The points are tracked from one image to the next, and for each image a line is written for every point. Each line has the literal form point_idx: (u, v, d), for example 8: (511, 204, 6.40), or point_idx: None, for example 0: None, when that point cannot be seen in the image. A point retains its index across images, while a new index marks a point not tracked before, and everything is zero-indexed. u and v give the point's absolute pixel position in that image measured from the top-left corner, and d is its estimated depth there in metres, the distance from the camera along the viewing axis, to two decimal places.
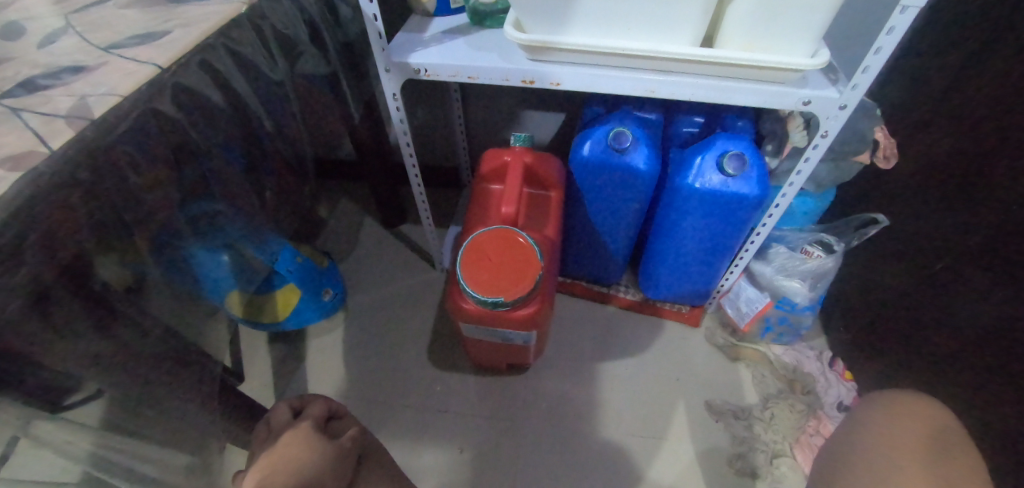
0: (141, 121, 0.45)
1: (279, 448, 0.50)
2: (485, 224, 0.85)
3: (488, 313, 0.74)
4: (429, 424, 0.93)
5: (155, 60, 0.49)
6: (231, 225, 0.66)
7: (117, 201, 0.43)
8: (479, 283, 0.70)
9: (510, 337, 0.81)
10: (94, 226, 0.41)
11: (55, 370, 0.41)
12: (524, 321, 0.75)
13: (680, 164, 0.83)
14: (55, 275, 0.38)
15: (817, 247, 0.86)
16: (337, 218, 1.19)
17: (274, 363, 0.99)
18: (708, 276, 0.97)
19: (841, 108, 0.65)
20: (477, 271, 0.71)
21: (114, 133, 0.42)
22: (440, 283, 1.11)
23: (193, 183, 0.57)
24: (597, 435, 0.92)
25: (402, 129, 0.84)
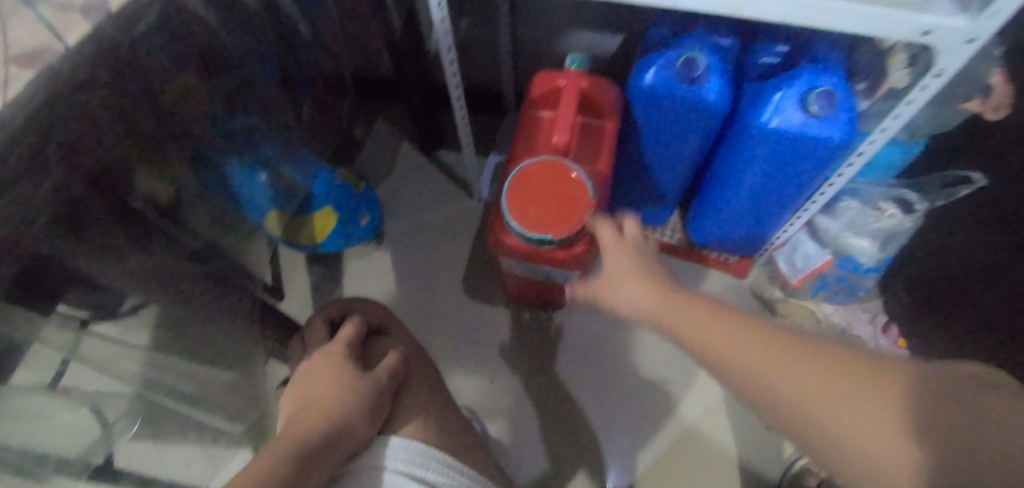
0: (162, 17, 0.40)
1: (311, 369, 0.53)
2: (532, 154, 0.79)
3: (531, 251, 0.71)
4: (462, 353, 0.94)
5: None
6: (259, 140, 0.62)
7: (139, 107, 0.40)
8: (527, 219, 0.67)
9: (552, 275, 0.79)
10: (115, 136, 0.38)
11: (95, 285, 0.40)
12: (567, 260, 0.72)
13: (754, 99, 0.73)
14: (82, 187, 0.36)
15: (892, 207, 0.78)
16: (373, 139, 1.14)
17: (313, 282, 1.01)
18: (765, 226, 0.90)
19: (966, 41, 0.54)
20: (524, 205, 0.67)
21: (135, 30, 0.37)
22: (477, 213, 1.07)
23: (221, 93, 0.52)
24: (628, 377, 0.92)
25: (446, 44, 0.76)
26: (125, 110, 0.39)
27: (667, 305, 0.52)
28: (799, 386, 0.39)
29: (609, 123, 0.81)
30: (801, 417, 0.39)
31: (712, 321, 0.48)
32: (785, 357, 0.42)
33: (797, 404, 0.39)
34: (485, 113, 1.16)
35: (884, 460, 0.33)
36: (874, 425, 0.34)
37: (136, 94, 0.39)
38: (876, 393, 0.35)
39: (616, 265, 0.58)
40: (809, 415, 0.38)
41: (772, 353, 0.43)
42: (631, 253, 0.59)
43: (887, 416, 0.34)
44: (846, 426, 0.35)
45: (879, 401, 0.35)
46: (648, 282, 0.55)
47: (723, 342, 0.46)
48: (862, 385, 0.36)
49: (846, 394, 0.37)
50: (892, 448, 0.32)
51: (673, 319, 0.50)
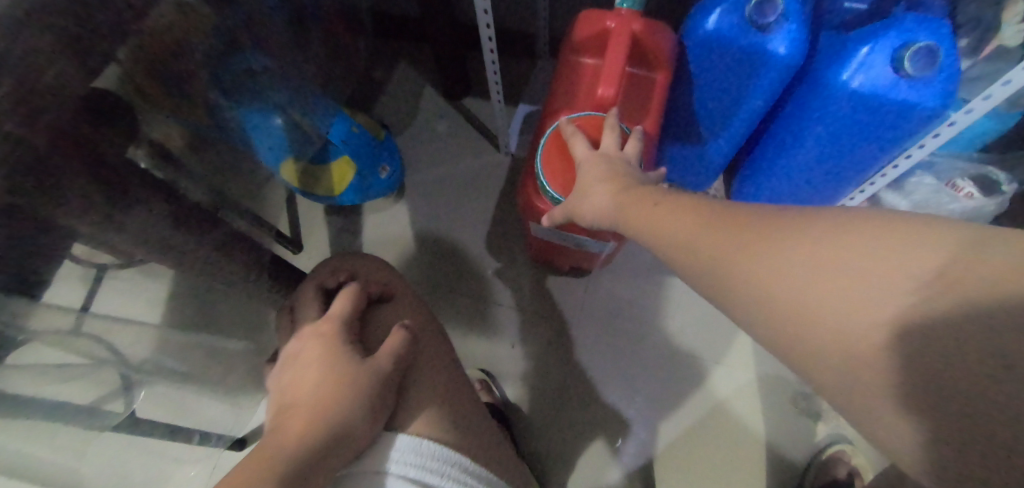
0: None
1: (301, 356, 0.48)
2: (571, 108, 0.71)
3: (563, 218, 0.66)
4: (481, 315, 0.91)
5: None
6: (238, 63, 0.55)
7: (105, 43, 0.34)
8: (560, 183, 0.61)
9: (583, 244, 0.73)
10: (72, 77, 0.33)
11: (71, 228, 0.38)
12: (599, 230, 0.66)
13: (833, 52, 0.63)
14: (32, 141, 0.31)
15: (967, 183, 0.69)
16: (395, 82, 1.06)
17: (330, 235, 0.96)
18: (823, 199, 0.81)
19: None
20: (558, 167, 0.62)
21: None
22: (503, 167, 1.00)
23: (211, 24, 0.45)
24: (655, 349, 0.88)
25: None
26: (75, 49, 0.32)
27: (624, 204, 0.42)
28: (764, 255, 0.29)
29: (660, 74, 0.72)
30: (760, 296, 0.29)
31: (664, 206, 0.38)
32: (754, 225, 0.31)
33: (748, 269, 0.29)
34: (516, 56, 1.06)
35: (865, 340, 0.24)
36: (864, 294, 0.25)
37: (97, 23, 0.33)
38: (871, 245, 0.25)
39: (591, 171, 0.50)
40: (772, 296, 0.28)
41: (735, 219, 0.32)
42: (604, 165, 0.50)
43: (887, 280, 0.24)
44: (839, 309, 0.25)
45: (879, 257, 0.25)
46: (615, 185, 0.45)
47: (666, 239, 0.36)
48: (858, 238, 0.26)
49: (822, 251, 0.27)
50: (880, 311, 0.24)
51: (629, 217, 0.41)
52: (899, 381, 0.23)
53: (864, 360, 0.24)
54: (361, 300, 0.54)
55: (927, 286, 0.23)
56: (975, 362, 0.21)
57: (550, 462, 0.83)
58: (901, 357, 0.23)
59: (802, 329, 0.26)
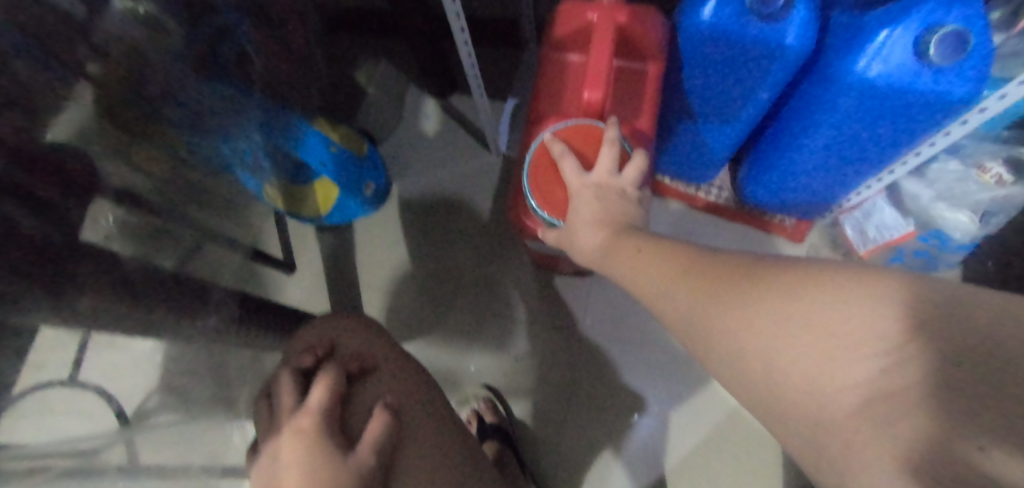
0: None
1: (275, 457, 0.44)
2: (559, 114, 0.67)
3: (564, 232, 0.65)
4: (482, 329, 0.88)
5: None
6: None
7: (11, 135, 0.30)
8: (554, 203, 0.59)
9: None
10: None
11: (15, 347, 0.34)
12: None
13: (849, 37, 0.56)
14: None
15: (996, 166, 0.62)
16: (376, 84, 1.00)
17: (323, 251, 0.92)
18: (839, 188, 0.75)
19: None
20: (549, 186, 0.60)
21: None
22: (495, 169, 0.96)
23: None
24: (663, 350, 0.85)
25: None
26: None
27: (610, 251, 0.45)
28: (742, 316, 0.31)
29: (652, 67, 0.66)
30: (744, 356, 0.30)
31: (646, 256, 0.41)
32: (736, 282, 0.33)
33: (730, 329, 0.31)
34: (501, 46, 1.00)
35: (838, 402, 0.24)
36: (831, 354, 0.25)
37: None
38: (821, 303, 0.27)
39: (583, 209, 0.50)
40: (755, 355, 0.29)
41: (717, 279, 0.34)
42: (594, 202, 0.50)
43: (851, 342, 0.25)
44: (806, 371, 0.26)
45: (843, 319, 0.25)
46: (608, 227, 0.47)
47: (648, 286, 0.40)
48: (824, 300, 0.27)
49: (794, 311, 0.28)
50: (848, 376, 0.24)
51: (616, 267, 0.44)
52: (864, 448, 0.22)
53: (840, 422, 0.24)
54: (340, 386, 0.51)
55: (890, 349, 0.23)
56: (944, 433, 0.20)
57: (560, 475, 0.82)
58: (869, 423, 0.23)
59: (782, 391, 0.27)
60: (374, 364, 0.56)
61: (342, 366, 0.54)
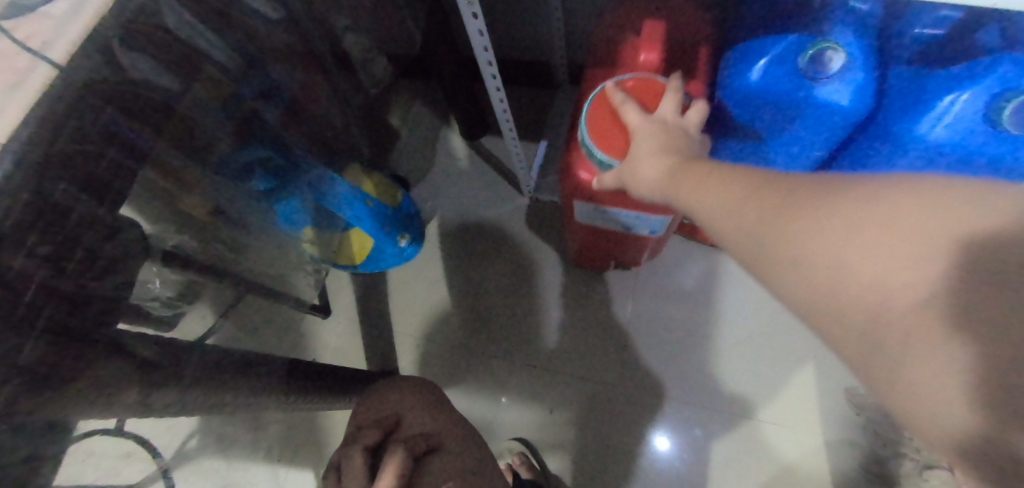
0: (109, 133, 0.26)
1: None
2: None
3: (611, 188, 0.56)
4: (518, 377, 0.86)
5: (34, 46, 0.23)
6: (247, 162, 0.51)
7: (109, 253, 0.29)
8: (612, 143, 0.50)
9: (633, 228, 0.64)
10: (77, 258, 0.26)
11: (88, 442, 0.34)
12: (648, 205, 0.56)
13: (909, 98, 0.53)
14: (51, 351, 0.24)
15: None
16: (409, 127, 1.01)
17: (357, 297, 0.93)
18: None
19: None
20: (608, 130, 0.50)
21: (75, 181, 0.24)
22: (529, 212, 0.95)
23: (197, 155, 0.40)
24: (704, 403, 0.82)
25: (483, 43, 0.60)
26: (83, 214, 0.25)
27: (669, 182, 0.35)
28: (788, 222, 0.23)
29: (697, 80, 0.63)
30: (779, 259, 0.23)
31: (683, 172, 0.34)
32: (779, 189, 0.25)
33: (766, 239, 0.24)
34: (531, 87, 1.00)
35: (901, 304, 0.18)
36: (901, 253, 0.19)
37: (107, 180, 0.27)
38: (907, 199, 0.19)
39: (644, 142, 0.42)
40: (799, 262, 0.22)
41: (755, 184, 0.26)
42: (658, 135, 0.43)
43: (931, 239, 0.18)
44: (870, 278, 0.19)
45: (922, 207, 0.19)
46: (670, 155, 0.38)
47: (676, 201, 0.33)
48: (903, 192, 0.19)
49: (857, 202, 0.21)
50: (926, 284, 0.18)
51: (677, 195, 0.33)
52: (937, 374, 0.17)
53: (901, 328, 0.18)
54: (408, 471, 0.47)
55: (982, 241, 0.17)
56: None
57: None
58: (943, 340, 0.17)
59: (835, 304, 0.20)
60: (428, 442, 0.53)
61: (407, 446, 0.51)
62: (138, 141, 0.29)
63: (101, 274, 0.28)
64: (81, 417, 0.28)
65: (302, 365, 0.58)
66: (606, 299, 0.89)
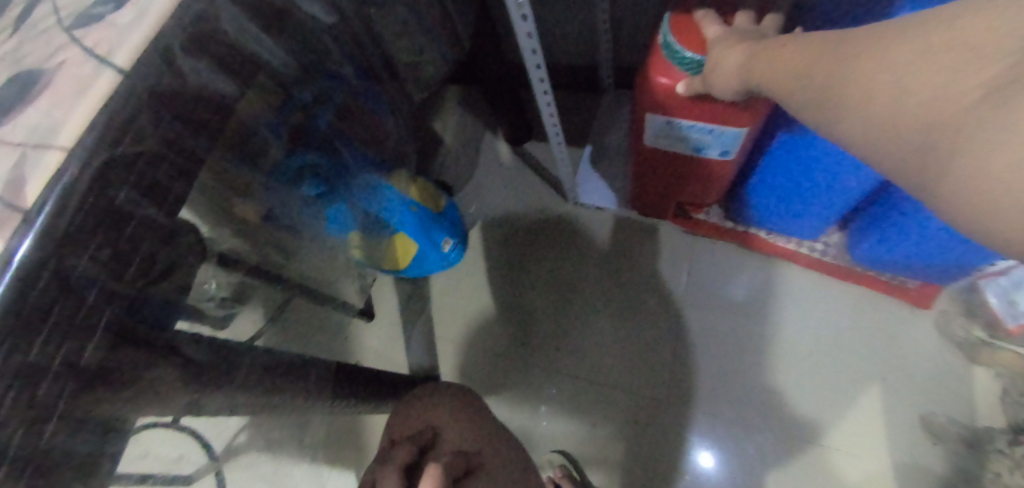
0: (173, 137, 0.26)
1: None
2: (653, 124, 0.60)
3: (690, 95, 0.53)
4: (560, 388, 0.84)
5: (106, 55, 0.23)
6: (298, 167, 0.51)
7: (170, 258, 0.29)
8: (694, 42, 0.51)
9: (702, 146, 0.60)
10: (138, 262, 0.25)
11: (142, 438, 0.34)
12: (719, 111, 0.53)
13: None
14: (111, 353, 0.24)
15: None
16: (453, 132, 1.01)
17: (399, 301, 0.93)
18: (981, 256, 0.63)
19: None
20: (692, 33, 0.51)
21: (135, 189, 0.24)
22: (573, 219, 0.93)
23: (250, 160, 0.40)
24: (759, 422, 0.77)
25: (532, 47, 0.59)
26: (145, 218, 0.25)
27: (754, 60, 0.40)
28: (873, 59, 0.27)
29: None
30: (861, 86, 0.28)
31: (781, 46, 0.38)
32: (867, 35, 0.29)
33: (858, 79, 0.28)
34: (577, 92, 0.98)
35: (962, 102, 0.23)
36: (965, 60, 0.23)
37: (165, 186, 0.27)
38: (979, 16, 0.22)
39: (721, 45, 0.46)
40: (873, 87, 0.27)
41: (841, 40, 0.31)
42: (735, 37, 0.45)
43: (991, 44, 0.22)
44: (938, 90, 0.24)
45: (990, 18, 0.22)
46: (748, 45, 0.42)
47: (767, 71, 0.38)
48: (979, 12, 0.22)
49: (934, 30, 0.24)
50: (973, 80, 0.22)
51: (762, 71, 0.39)
52: (992, 154, 0.21)
53: (967, 116, 0.22)
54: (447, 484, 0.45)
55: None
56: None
57: None
58: (992, 125, 0.21)
59: (909, 114, 0.26)
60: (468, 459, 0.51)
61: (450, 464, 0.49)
62: (196, 149, 0.29)
63: (161, 278, 0.28)
64: (136, 417, 0.28)
65: (350, 369, 0.58)
66: (653, 310, 0.85)
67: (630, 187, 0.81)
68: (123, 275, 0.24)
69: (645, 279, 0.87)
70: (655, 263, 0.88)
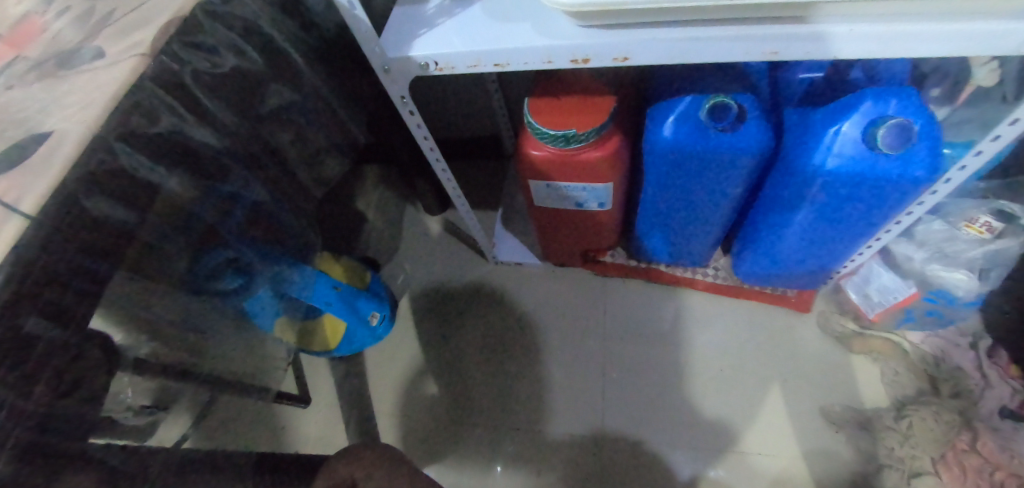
0: (80, 259, 0.30)
1: None
2: (536, 185, 0.70)
3: (556, 161, 0.64)
4: (503, 441, 0.86)
5: (16, 201, 0.26)
6: (214, 264, 0.54)
7: (80, 369, 0.31)
8: (549, 119, 0.61)
9: (582, 201, 0.71)
10: (44, 380, 0.28)
11: None
12: (582, 171, 0.65)
13: (802, 131, 0.61)
14: (18, 467, 0.25)
15: (983, 215, 0.62)
16: (375, 210, 1.07)
17: (336, 382, 0.94)
18: (827, 257, 0.76)
19: None
20: (548, 111, 0.62)
21: (44, 310, 0.27)
22: (497, 277, 1.00)
23: (161, 267, 0.43)
24: (689, 439, 0.83)
25: (423, 133, 0.67)
26: (53, 338, 0.28)
27: None
28: None
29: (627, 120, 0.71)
30: None
31: None
32: None
33: None
34: (485, 163, 1.08)
35: None
36: None
37: (72, 306, 0.29)
38: None
39: None
40: None
41: None
42: None
43: None
44: None
45: None
46: None
47: None
48: None
49: None
50: None
51: None
52: None
53: None
54: None
55: None
56: None
57: None
58: None
59: None
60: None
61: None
62: (102, 267, 0.32)
63: (72, 389, 0.30)
64: None
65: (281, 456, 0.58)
66: (580, 350, 0.92)
67: (540, 240, 0.90)
68: (31, 393, 0.26)
69: (568, 323, 0.94)
70: (575, 306, 0.95)
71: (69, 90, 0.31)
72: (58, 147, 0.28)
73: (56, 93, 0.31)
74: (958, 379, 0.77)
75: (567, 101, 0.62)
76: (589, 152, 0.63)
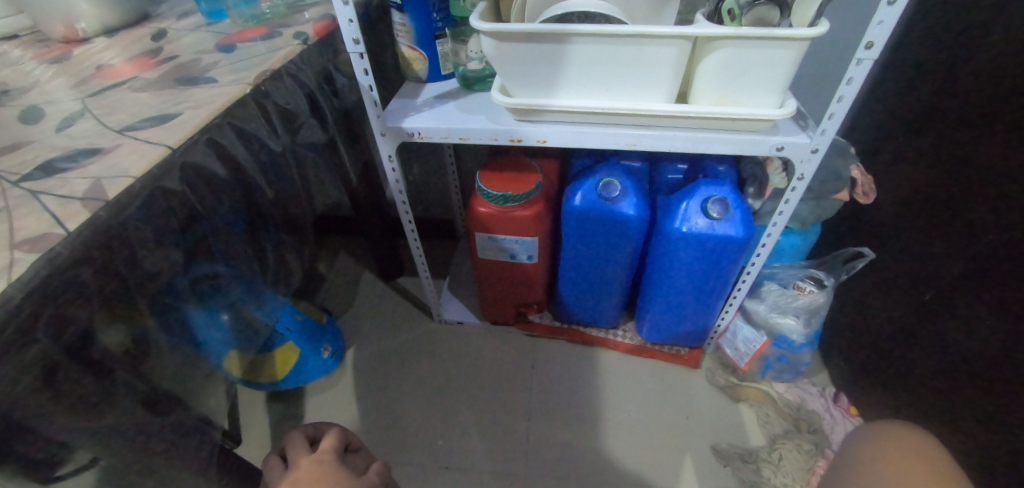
0: (182, 188, 0.45)
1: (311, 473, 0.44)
2: (478, 233, 0.89)
3: (496, 216, 0.85)
4: (433, 480, 0.90)
5: (166, 141, 0.44)
6: None
7: (156, 268, 0.44)
8: (493, 183, 0.84)
9: (515, 253, 0.91)
10: (139, 255, 0.41)
11: (83, 437, 0.38)
12: (515, 226, 0.86)
13: (666, 207, 0.86)
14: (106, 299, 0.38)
15: (807, 282, 0.88)
16: (335, 272, 1.25)
17: (271, 425, 0.97)
18: (702, 314, 0.98)
19: (800, 179, 0.74)
20: (492, 179, 0.85)
21: (155, 208, 0.42)
22: (439, 333, 1.13)
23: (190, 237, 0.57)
24: (603, 475, 0.91)
25: (398, 189, 0.86)
26: (153, 230, 0.42)
27: None
28: None
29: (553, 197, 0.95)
30: None
31: None
32: None
33: None
34: (440, 241, 1.30)
35: None
36: None
37: (168, 218, 0.44)
38: None
39: None
40: None
41: None
42: None
43: None
44: None
45: None
46: None
47: None
48: None
49: None
50: None
51: None
52: None
53: None
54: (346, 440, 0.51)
55: None
56: None
57: None
58: None
59: None
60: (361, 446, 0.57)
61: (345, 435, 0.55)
62: (189, 204, 0.47)
63: (149, 273, 0.43)
64: (103, 366, 0.39)
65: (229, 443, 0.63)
66: (511, 399, 1.02)
67: (481, 296, 1.06)
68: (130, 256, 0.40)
69: (499, 375, 1.06)
70: (507, 360, 1.09)
71: (193, 95, 0.51)
72: (190, 119, 0.47)
73: (184, 96, 0.51)
74: (812, 417, 0.95)
75: (508, 174, 0.85)
76: (520, 211, 0.84)
